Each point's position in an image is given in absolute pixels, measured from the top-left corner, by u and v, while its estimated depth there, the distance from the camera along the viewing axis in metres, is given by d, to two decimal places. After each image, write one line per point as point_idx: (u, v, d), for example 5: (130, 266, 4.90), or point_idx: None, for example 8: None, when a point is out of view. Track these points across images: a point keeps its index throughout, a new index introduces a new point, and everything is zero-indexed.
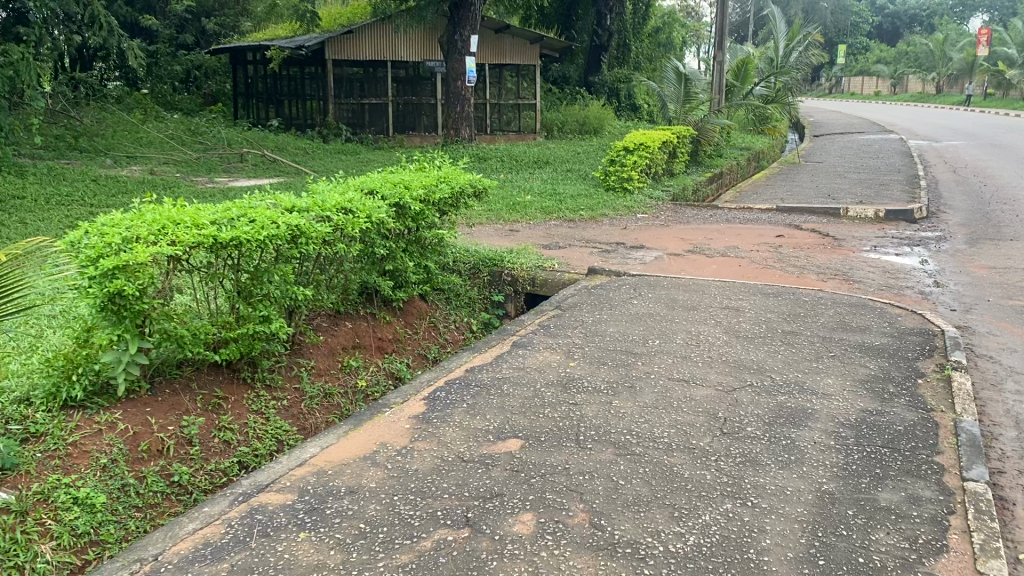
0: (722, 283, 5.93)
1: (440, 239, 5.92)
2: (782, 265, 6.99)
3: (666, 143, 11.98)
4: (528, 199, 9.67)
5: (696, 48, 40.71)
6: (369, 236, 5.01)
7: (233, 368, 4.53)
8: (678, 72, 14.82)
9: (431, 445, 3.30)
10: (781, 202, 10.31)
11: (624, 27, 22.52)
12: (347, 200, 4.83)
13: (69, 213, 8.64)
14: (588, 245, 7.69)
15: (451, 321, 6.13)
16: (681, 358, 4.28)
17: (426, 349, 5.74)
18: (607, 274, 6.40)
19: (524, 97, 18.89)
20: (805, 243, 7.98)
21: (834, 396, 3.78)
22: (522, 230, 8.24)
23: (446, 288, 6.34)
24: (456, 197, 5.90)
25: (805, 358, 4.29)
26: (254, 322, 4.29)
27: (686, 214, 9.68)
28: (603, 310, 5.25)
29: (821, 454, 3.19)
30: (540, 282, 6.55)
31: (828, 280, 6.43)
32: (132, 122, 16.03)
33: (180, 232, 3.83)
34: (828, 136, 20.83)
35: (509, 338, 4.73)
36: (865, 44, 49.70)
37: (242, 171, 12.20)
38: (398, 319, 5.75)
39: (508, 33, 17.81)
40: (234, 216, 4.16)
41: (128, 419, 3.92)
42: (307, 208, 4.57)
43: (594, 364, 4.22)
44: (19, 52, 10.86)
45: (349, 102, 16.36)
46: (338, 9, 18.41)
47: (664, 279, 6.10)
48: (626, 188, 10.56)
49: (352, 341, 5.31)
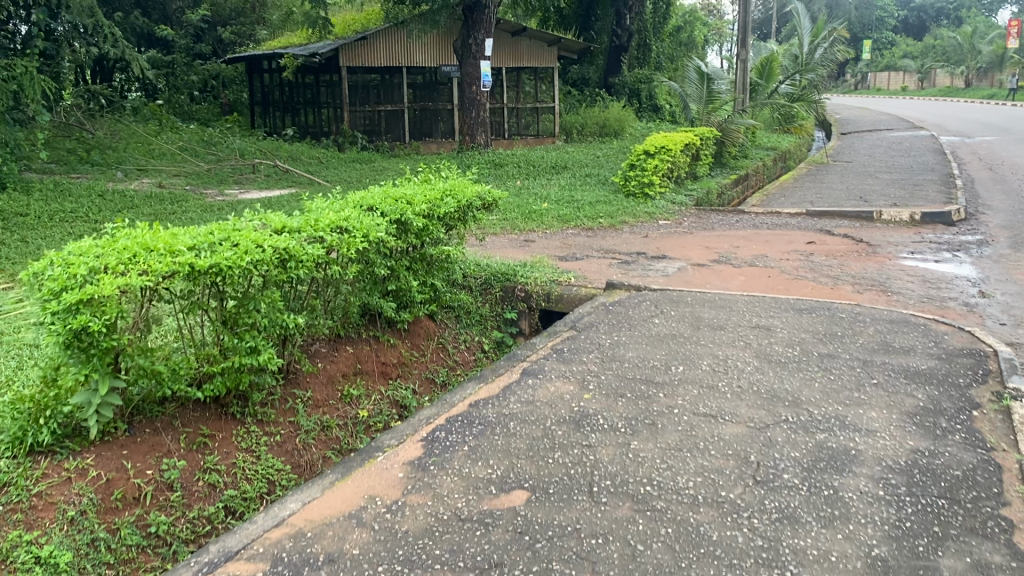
0: (750, 298, 5.52)
1: (446, 256, 5.56)
2: (814, 275, 6.57)
3: (690, 145, 11.57)
4: (544, 207, 9.30)
5: (717, 47, 40.12)
6: (367, 256, 4.65)
7: (221, 403, 4.18)
8: (699, 72, 14.44)
9: (425, 499, 2.94)
10: (811, 206, 9.86)
11: (643, 27, 21.88)
12: (343, 219, 4.48)
13: (71, 230, 8.40)
14: (607, 256, 7.31)
15: (461, 341, 5.80)
16: (707, 389, 3.89)
17: (434, 372, 5.41)
18: (627, 289, 6.00)
19: (542, 100, 18.54)
20: (838, 251, 7.53)
21: (879, 434, 3.38)
22: (538, 240, 7.88)
23: (455, 306, 6.00)
24: (464, 211, 5.54)
25: (845, 388, 3.87)
26: (241, 354, 3.94)
27: (711, 220, 9.27)
28: (621, 331, 4.87)
29: (869, 508, 2.80)
30: (556, 297, 6.20)
31: (865, 292, 6.02)
32: (146, 134, 15.85)
33: (153, 261, 3.50)
34: (856, 134, 20.27)
35: (519, 365, 4.36)
36: (891, 39, 48.84)
37: (254, 182, 11.93)
38: (403, 342, 5.41)
39: (525, 35, 17.44)
40: (217, 240, 3.83)
41: (101, 465, 3.60)
42: (298, 228, 4.23)
43: (611, 397, 3.82)
44: (22, 66, 10.49)
45: (364, 109, 16.08)
46: (352, 15, 18.12)
47: (687, 294, 5.69)
48: (647, 193, 10.14)
49: (353, 367, 4.96)
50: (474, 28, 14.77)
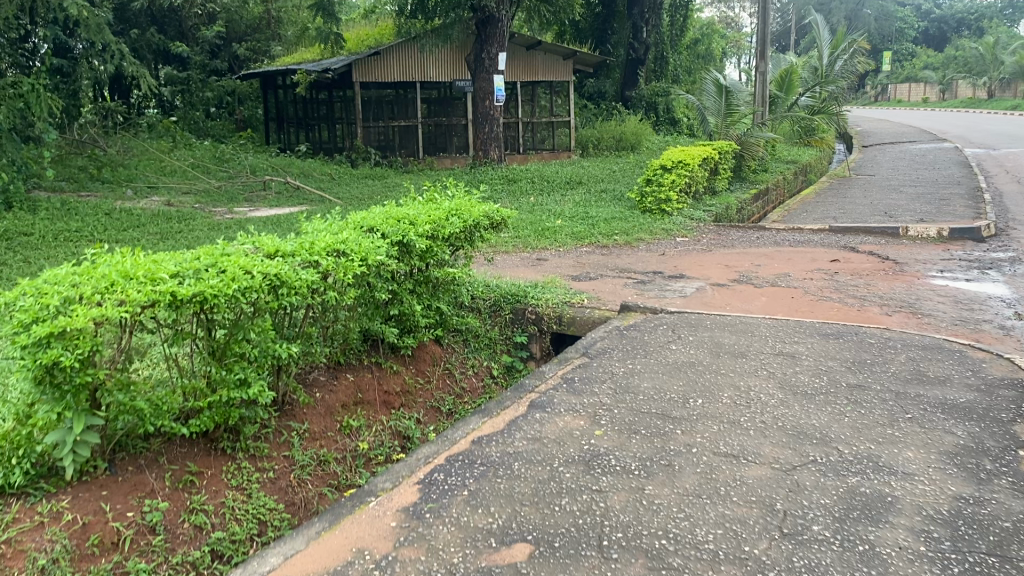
0: (773, 321, 5.23)
1: (452, 278, 5.32)
2: (839, 296, 6.28)
3: (708, 159, 11.30)
4: (558, 223, 9.07)
5: (735, 59, 39.82)
6: (367, 281, 4.41)
7: (210, 438, 3.95)
8: (717, 84, 14.10)
9: (418, 552, 2.68)
10: (834, 222, 9.56)
11: (661, 39, 21.88)
12: (340, 241, 4.25)
13: (75, 249, 8.29)
14: (622, 275, 7.04)
15: (469, 366, 5.55)
16: (728, 425, 3.61)
17: (439, 401, 5.18)
18: (643, 311, 5.70)
19: (558, 115, 18.34)
20: (863, 269, 7.23)
21: (917, 478, 3.09)
22: (551, 259, 7.63)
23: (463, 329, 5.76)
24: (469, 231, 5.29)
25: (876, 424, 3.58)
26: (229, 387, 3.70)
27: (731, 236, 8.99)
28: (636, 359, 4.59)
29: (910, 568, 2.51)
30: (568, 320, 5.91)
31: (894, 314, 5.72)
32: (159, 150, 15.76)
33: (131, 290, 3.27)
34: (877, 146, 19.93)
35: (527, 397, 4.09)
36: (912, 49, 48.37)
37: (265, 200, 11.76)
38: (407, 368, 5.16)
39: (540, 49, 17.27)
40: (204, 266, 3.61)
41: (77, 507, 3.35)
42: (292, 251, 4.01)
43: (625, 434, 3.54)
44: (29, 83, 10.35)
45: (377, 124, 15.91)
46: (366, 31, 18.00)
47: (706, 317, 5.40)
48: (664, 209, 9.85)
49: (353, 396, 4.72)
50: (487, 42, 14.57)
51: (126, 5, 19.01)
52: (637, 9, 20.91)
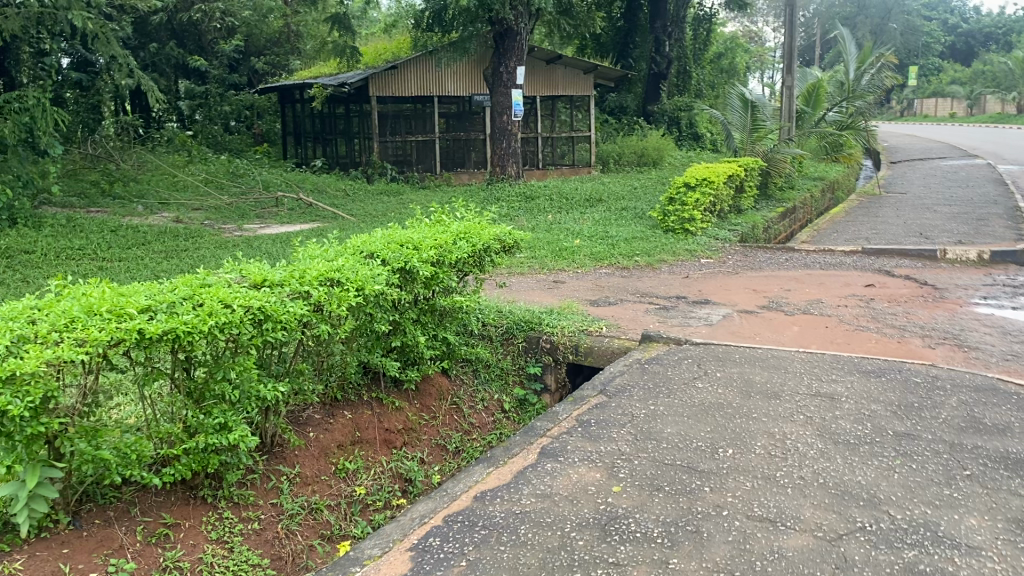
0: (808, 356, 4.83)
1: (461, 306, 4.94)
2: (877, 326, 5.85)
3: (734, 176, 10.89)
4: (576, 243, 8.70)
5: (758, 74, 39.38)
6: (365, 313, 4.05)
7: (189, 485, 3.60)
8: (742, 99, 13.71)
9: None
10: (867, 243, 9.11)
11: (684, 52, 21.56)
12: (335, 269, 3.89)
13: (77, 269, 8.02)
14: (643, 300, 6.64)
15: (479, 400, 5.20)
16: (762, 481, 3.22)
17: (446, 438, 4.83)
18: (666, 342, 5.27)
19: (578, 129, 18.01)
20: (901, 296, 6.79)
21: (984, 553, 2.68)
22: (568, 282, 7.26)
23: (473, 359, 5.41)
24: (479, 256, 4.93)
25: (931, 483, 3.17)
26: (207, 432, 3.36)
27: (759, 258, 8.57)
28: (659, 399, 4.19)
29: None
30: (586, 350, 5.49)
31: (937, 347, 5.30)
32: (173, 164, 15.55)
33: (93, 327, 2.93)
34: (906, 162, 19.42)
35: (537, 443, 3.71)
36: (939, 64, 47.71)
37: (276, 216, 11.47)
38: (411, 404, 4.79)
39: (560, 63, 16.95)
40: (179, 300, 3.27)
41: (32, 568, 3.00)
42: (281, 281, 3.66)
43: (646, 491, 3.17)
44: (34, 97, 9.99)
45: (394, 139, 15.61)
46: (383, 44, 17.74)
47: (734, 350, 4.99)
48: (687, 229, 9.44)
49: (351, 436, 4.37)
50: (506, 55, 14.23)
51: (146, 18, 18.93)
52: (660, 23, 20.50)
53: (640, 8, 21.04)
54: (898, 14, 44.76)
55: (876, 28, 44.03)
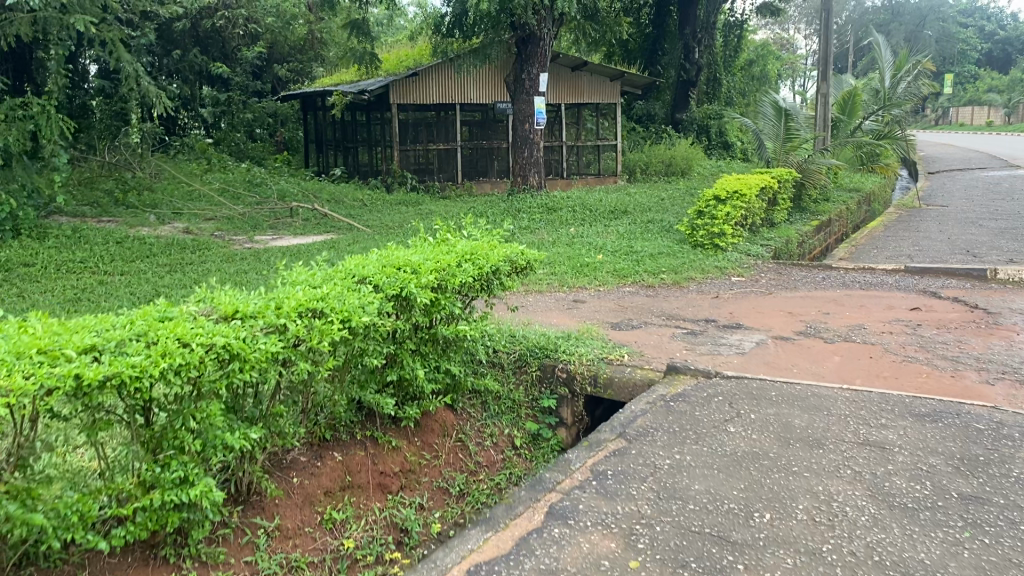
0: (853, 395, 4.31)
1: (466, 336, 4.47)
2: (926, 356, 5.32)
3: (766, 189, 10.34)
4: (598, 259, 8.23)
5: (789, 82, 38.65)
6: (354, 347, 3.60)
7: (150, 543, 3.17)
8: (776, 107, 13.08)
9: None
10: (910, 261, 8.54)
11: (713, 60, 21.02)
12: (318, 298, 3.45)
13: (75, 284, 7.67)
14: (669, 323, 6.16)
15: (487, 436, 4.74)
16: (807, 558, 2.74)
17: (448, 480, 4.38)
18: (694, 375, 4.77)
19: (605, 138, 17.56)
20: (950, 320, 6.26)
21: None
22: (589, 301, 6.80)
23: (482, 390, 4.96)
24: (486, 280, 4.47)
25: (1008, 565, 2.68)
26: (164, 487, 2.94)
27: (794, 276, 8.05)
28: (685, 445, 3.71)
29: None
30: (605, 383, 5.01)
31: (997, 382, 4.76)
32: (191, 172, 15.28)
33: (20, 371, 2.52)
34: (945, 173, 18.73)
35: (544, 501, 3.24)
36: (976, 72, 46.73)
37: (291, 228, 11.11)
38: (410, 442, 4.35)
39: (585, 69, 16.47)
40: (132, 337, 2.86)
41: None
42: (254, 312, 3.24)
43: (670, 570, 2.70)
44: (39, 104, 9.67)
45: (414, 147, 15.18)
46: (406, 52, 17.38)
47: (770, 386, 4.48)
48: (718, 244, 8.91)
49: (340, 480, 3.93)
50: (528, 62, 13.77)
51: (169, 24, 18.71)
52: (689, 29, 19.98)
53: (670, 14, 20.53)
54: (932, 21, 44.06)
55: (911, 36, 43.20)
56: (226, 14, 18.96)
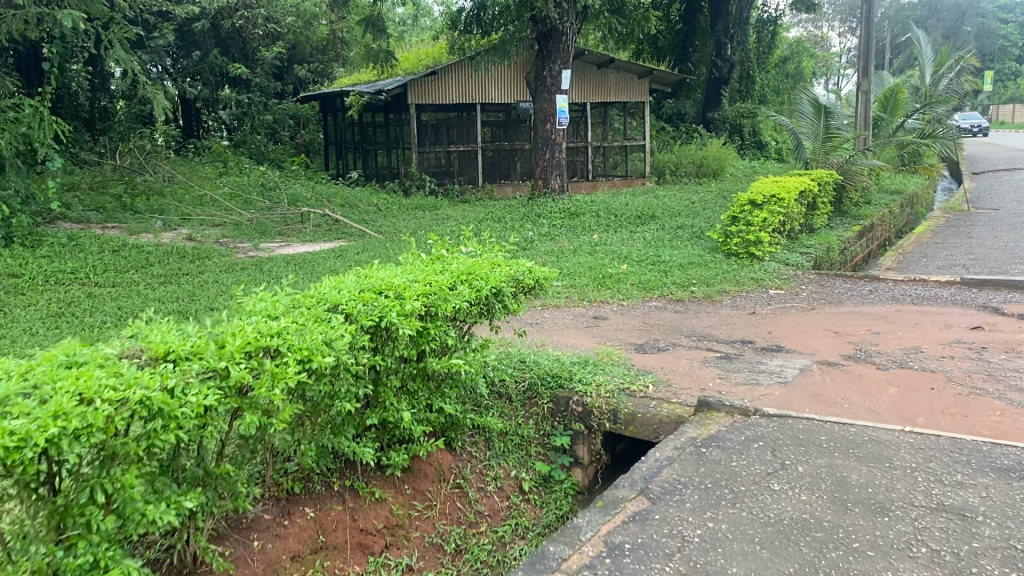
0: (920, 441, 3.64)
1: (460, 369, 3.86)
2: (997, 387, 4.62)
3: (806, 193, 9.63)
4: (623, 270, 7.59)
5: (824, 79, 37.67)
6: (320, 388, 3.00)
7: None
8: (815, 105, 12.20)
9: None
10: (966, 272, 7.81)
11: (746, 57, 20.24)
12: (272, 334, 2.85)
13: (61, 296, 7.18)
14: (700, 345, 5.50)
15: (490, 479, 4.13)
16: None
17: (443, 535, 3.77)
18: (728, 412, 4.12)
19: (633, 139, 16.91)
20: (1019, 342, 5.54)
21: None
22: (611, 318, 6.17)
23: (485, 427, 4.33)
24: (486, 303, 3.85)
25: None
26: None
27: (838, 289, 7.35)
28: (720, 509, 3.07)
29: None
30: (626, 419, 4.36)
31: None
32: (204, 174, 14.86)
33: None
34: (991, 174, 17.82)
35: None
36: (1018, 69, 45.54)
37: (299, 234, 10.60)
38: (398, 492, 3.74)
39: (612, 67, 15.80)
40: (23, 393, 2.28)
41: None
42: (191, 353, 2.65)
43: None
44: (30, 106, 9.25)
45: (433, 149, 14.61)
46: (425, 50, 16.79)
47: (820, 429, 3.82)
48: (753, 253, 8.23)
49: (311, 541, 3.33)
50: (549, 58, 13.12)
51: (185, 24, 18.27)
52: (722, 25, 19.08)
53: (700, 10, 19.83)
54: (972, 17, 42.90)
55: (951, 32, 42.03)
56: (245, 14, 18.23)
